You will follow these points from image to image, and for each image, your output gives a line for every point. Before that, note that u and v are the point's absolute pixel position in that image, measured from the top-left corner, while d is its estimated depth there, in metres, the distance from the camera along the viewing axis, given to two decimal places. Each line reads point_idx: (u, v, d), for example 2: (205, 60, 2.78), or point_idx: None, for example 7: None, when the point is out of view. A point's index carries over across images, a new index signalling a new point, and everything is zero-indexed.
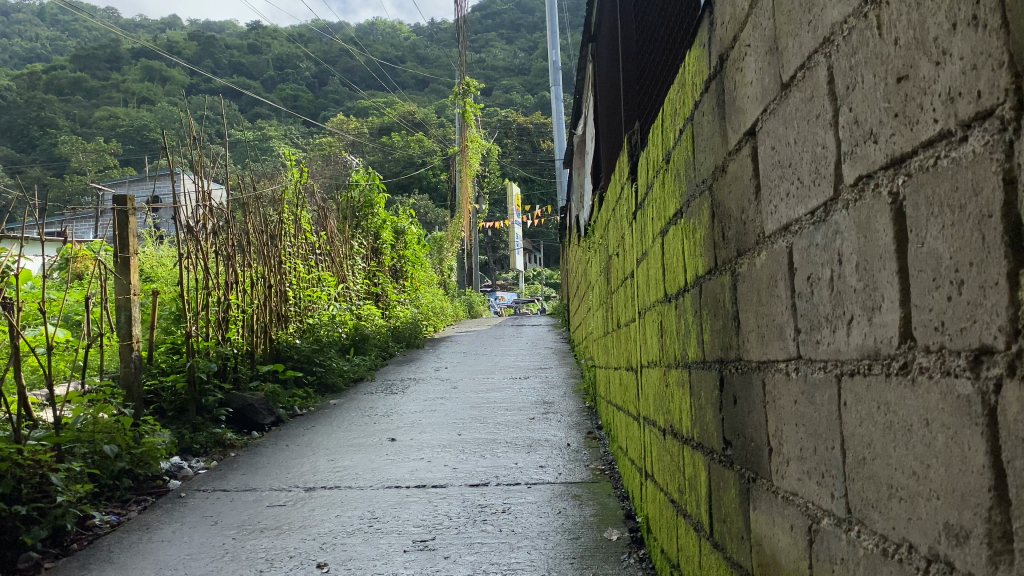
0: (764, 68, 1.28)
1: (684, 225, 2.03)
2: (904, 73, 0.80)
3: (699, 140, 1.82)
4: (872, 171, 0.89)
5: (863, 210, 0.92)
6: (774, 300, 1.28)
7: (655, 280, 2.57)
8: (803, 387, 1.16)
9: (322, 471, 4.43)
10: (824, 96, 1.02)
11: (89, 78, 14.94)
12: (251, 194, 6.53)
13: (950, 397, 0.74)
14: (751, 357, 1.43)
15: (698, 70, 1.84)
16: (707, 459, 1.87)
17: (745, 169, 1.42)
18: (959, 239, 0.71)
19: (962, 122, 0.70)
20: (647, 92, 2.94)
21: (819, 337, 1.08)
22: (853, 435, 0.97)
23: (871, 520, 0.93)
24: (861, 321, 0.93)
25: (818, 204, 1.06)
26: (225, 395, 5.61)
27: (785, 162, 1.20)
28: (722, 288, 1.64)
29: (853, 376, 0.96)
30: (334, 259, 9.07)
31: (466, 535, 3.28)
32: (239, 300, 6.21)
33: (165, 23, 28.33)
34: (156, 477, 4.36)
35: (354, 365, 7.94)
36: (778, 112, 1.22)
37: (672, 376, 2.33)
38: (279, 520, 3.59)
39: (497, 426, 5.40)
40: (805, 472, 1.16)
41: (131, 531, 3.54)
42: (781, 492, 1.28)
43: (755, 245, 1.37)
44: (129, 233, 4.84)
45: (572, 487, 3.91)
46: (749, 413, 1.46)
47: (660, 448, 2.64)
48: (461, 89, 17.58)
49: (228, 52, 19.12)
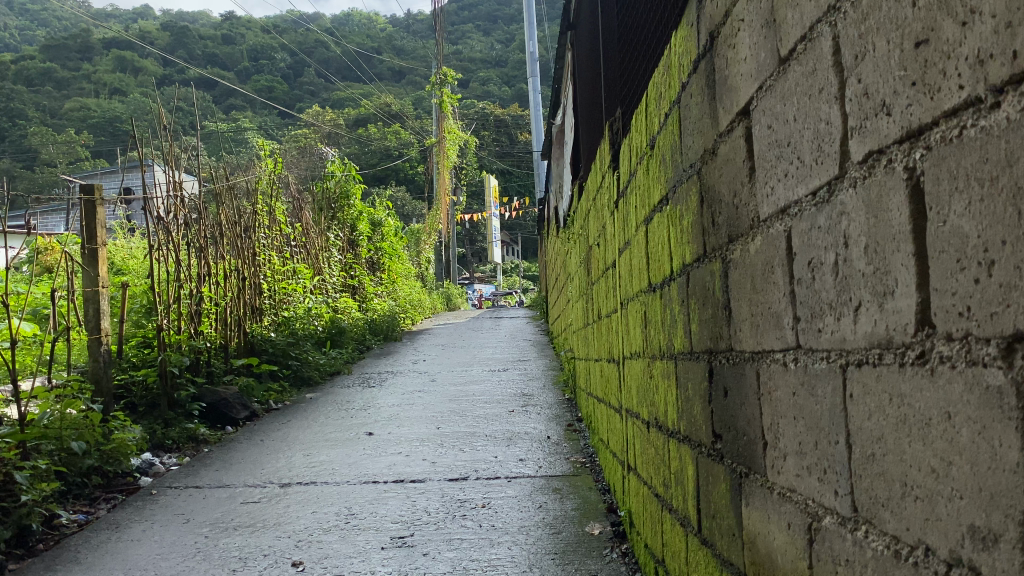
0: (759, 44, 1.22)
1: (670, 212, 1.97)
2: (922, 37, 0.74)
3: (686, 123, 1.75)
4: (884, 146, 0.83)
5: (874, 187, 0.86)
6: (770, 287, 1.21)
7: (639, 270, 2.51)
8: (802, 378, 1.10)
9: (297, 466, 4.34)
10: (828, 68, 0.96)
11: (59, 68, 14.63)
12: (225, 185, 6.41)
13: (977, 388, 0.68)
14: (743, 347, 1.37)
15: (685, 50, 1.77)
16: (694, 453, 1.82)
17: (738, 152, 1.36)
18: (988, 215, 0.65)
19: (992, 86, 0.65)
20: (629, 78, 2.87)
21: (822, 325, 1.02)
22: (861, 429, 0.91)
23: (881, 520, 0.87)
24: (871, 307, 0.87)
25: (819, 184, 1.01)
26: (197, 390, 5.48)
27: (783, 142, 1.13)
28: (712, 276, 1.57)
29: (861, 366, 0.91)
30: (310, 251, 8.92)
31: (445, 531, 3.21)
32: (212, 292, 6.09)
33: (139, 12, 27.91)
34: (127, 474, 4.25)
35: (330, 358, 7.84)
36: (776, 89, 1.16)
37: (656, 367, 2.27)
38: (253, 517, 3.50)
39: (475, 419, 5.34)
40: (805, 468, 1.10)
41: (99, 530, 3.44)
42: (776, 489, 1.23)
43: (748, 229, 1.31)
44: (97, 224, 4.69)
45: (552, 481, 3.86)
46: (741, 405, 1.40)
47: (643, 440, 2.59)
48: (438, 80, 17.43)
49: (202, 42, 18.38)
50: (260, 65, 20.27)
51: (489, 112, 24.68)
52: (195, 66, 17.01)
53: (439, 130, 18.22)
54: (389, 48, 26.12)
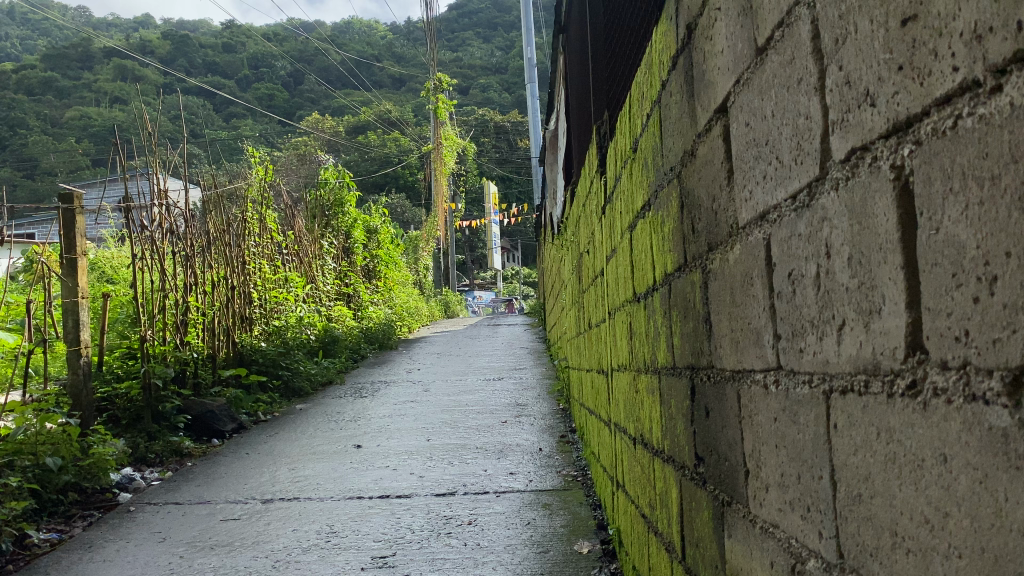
0: (736, 33, 1.11)
1: (653, 218, 1.85)
2: (910, 13, 0.63)
3: (666, 123, 1.64)
4: (869, 142, 0.72)
5: (857, 190, 0.75)
6: (749, 300, 1.10)
7: (624, 279, 2.40)
8: (783, 403, 0.99)
9: (282, 481, 4.22)
10: (806, 56, 0.85)
11: (60, 77, 14.41)
12: (213, 193, 6.27)
13: (977, 430, 0.57)
14: (725, 365, 1.25)
15: (664, 47, 1.66)
16: (678, 475, 1.70)
17: (716, 152, 1.25)
18: (987, 223, 0.55)
19: (992, 67, 0.54)
20: (614, 79, 2.78)
21: (802, 345, 0.91)
22: (845, 466, 0.80)
23: (869, 572, 0.76)
24: (856, 325, 0.76)
25: (801, 187, 0.89)
26: (183, 402, 5.35)
27: (761, 140, 1.02)
28: (692, 288, 1.47)
29: (846, 395, 0.80)
30: (303, 259, 8.77)
31: (428, 550, 3.09)
32: (199, 302, 5.96)
33: (140, 22, 27.83)
34: (106, 491, 4.11)
35: (323, 368, 7.69)
36: (753, 82, 1.05)
37: (642, 382, 2.15)
38: (231, 536, 3.38)
39: (467, 431, 5.22)
40: (787, 502, 0.99)
41: (72, 550, 3.32)
42: (758, 523, 1.11)
43: (728, 237, 1.20)
44: (75, 232, 4.58)
45: (541, 497, 3.73)
46: (723, 428, 1.29)
47: (631, 457, 2.47)
48: (434, 86, 17.28)
49: (202, 51, 18.14)
50: (259, 74, 20.07)
51: (487, 119, 24.52)
52: (194, 75, 16.79)
53: (436, 136, 18.14)
54: (388, 55, 26.05)
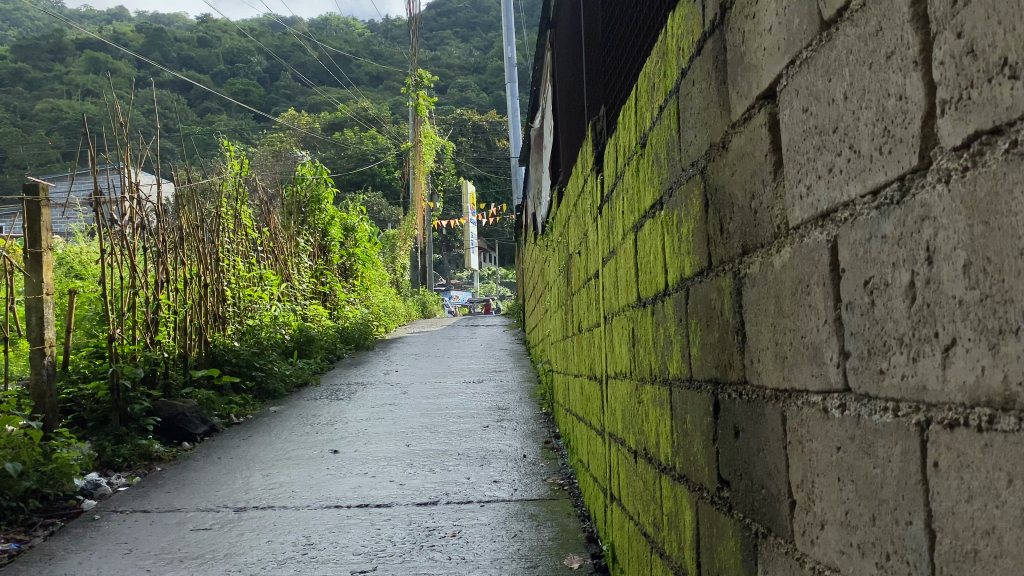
0: (791, 6, 0.98)
1: (665, 218, 1.72)
2: None
3: (687, 113, 1.51)
4: (1004, 123, 0.59)
5: (982, 182, 0.61)
6: (804, 311, 0.97)
7: (625, 283, 2.27)
8: (853, 430, 0.85)
9: (256, 488, 4.04)
10: (902, 22, 0.72)
11: (31, 68, 13.85)
12: (187, 185, 6.04)
13: None
14: (764, 383, 1.12)
15: (684, 30, 1.53)
16: (693, 496, 1.57)
17: (758, 143, 1.12)
18: None
19: None
20: (615, 73, 2.64)
21: (884, 364, 0.78)
22: (952, 514, 0.67)
23: None
24: (974, 346, 0.63)
25: (885, 181, 0.76)
26: (153, 404, 5.15)
27: (826, 128, 0.89)
28: (717, 293, 1.34)
29: (950, 428, 0.67)
30: (277, 257, 8.56)
31: (411, 564, 2.94)
32: (171, 300, 5.76)
33: (114, 14, 26.94)
34: (68, 498, 3.91)
35: (297, 368, 7.47)
36: (814, 61, 0.92)
37: (646, 392, 2.02)
38: (201, 547, 3.20)
39: (448, 436, 5.07)
40: (854, 543, 0.86)
41: (33, 562, 3.12)
42: (810, 564, 0.98)
43: (773, 238, 1.06)
44: (40, 226, 4.37)
45: (527, 507, 3.59)
46: (760, 452, 1.16)
47: (629, 470, 2.34)
48: (415, 82, 17.00)
49: (178, 44, 17.63)
50: (234, 69, 19.60)
51: (467, 118, 24.20)
52: (170, 67, 16.29)
53: (414, 136, 17.87)
54: (368, 52, 25.62)
